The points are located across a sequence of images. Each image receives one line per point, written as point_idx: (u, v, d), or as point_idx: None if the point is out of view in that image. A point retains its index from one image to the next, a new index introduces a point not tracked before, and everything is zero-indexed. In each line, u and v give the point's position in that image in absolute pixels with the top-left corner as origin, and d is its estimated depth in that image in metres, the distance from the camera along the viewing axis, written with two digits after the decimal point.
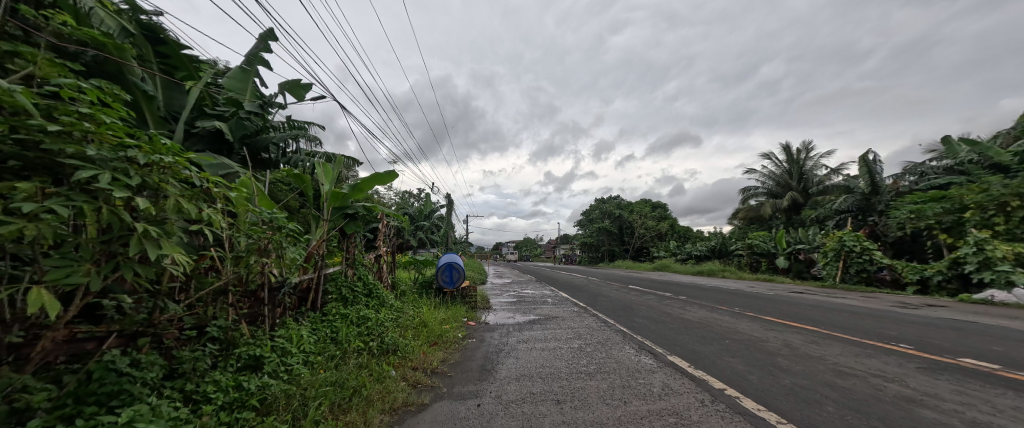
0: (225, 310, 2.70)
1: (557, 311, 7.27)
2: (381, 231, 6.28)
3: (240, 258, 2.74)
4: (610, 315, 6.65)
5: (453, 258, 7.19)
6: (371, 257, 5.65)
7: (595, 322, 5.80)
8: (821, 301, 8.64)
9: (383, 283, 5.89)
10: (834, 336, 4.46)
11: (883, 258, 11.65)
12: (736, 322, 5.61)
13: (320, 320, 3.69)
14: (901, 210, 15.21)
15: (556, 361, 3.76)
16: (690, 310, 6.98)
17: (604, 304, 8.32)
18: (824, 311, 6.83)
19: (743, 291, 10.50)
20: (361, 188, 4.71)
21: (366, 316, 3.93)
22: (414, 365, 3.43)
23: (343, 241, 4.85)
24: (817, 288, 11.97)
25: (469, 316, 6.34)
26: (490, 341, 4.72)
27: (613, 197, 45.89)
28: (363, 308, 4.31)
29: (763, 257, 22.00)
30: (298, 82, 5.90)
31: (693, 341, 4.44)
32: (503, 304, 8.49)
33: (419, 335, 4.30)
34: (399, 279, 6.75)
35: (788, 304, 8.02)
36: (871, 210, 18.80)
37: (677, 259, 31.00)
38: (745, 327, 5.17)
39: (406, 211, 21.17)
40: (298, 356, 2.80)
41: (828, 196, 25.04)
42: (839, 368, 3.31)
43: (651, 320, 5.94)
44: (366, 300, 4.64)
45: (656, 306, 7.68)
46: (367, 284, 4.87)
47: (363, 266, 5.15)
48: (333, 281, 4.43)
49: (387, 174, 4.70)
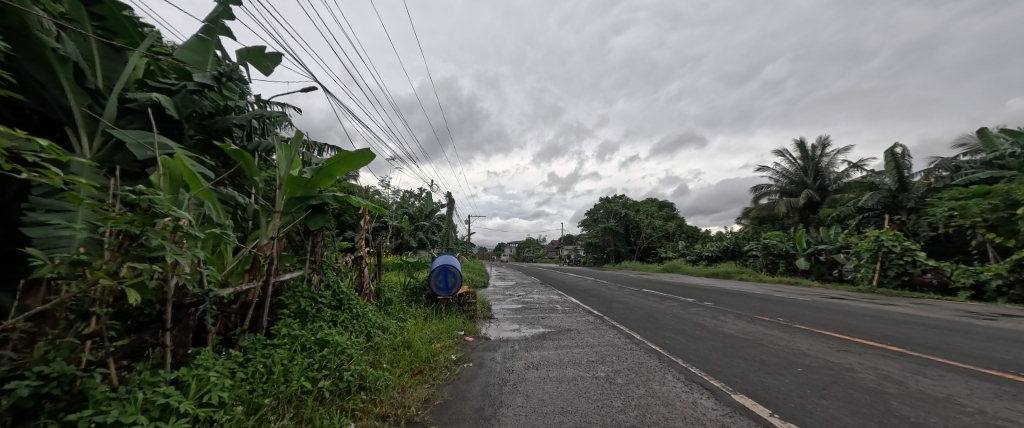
0: (76, 349, 1.72)
1: (568, 322, 6.24)
2: (365, 229, 5.32)
3: (83, 265, 1.72)
4: (633, 327, 5.64)
5: (448, 260, 6.22)
6: (348, 260, 4.67)
7: (619, 339, 4.78)
8: (871, 309, 7.54)
9: (362, 290, 4.91)
10: (939, 364, 3.41)
11: (928, 259, 10.55)
12: (792, 339, 4.58)
13: (257, 349, 2.70)
14: (939, 207, 14.01)
15: (578, 402, 2.76)
16: (726, 320, 5.96)
17: (621, 312, 7.30)
18: (888, 323, 5.75)
19: (774, 297, 9.43)
20: (328, 172, 3.78)
21: (325, 339, 2.94)
22: (382, 413, 2.43)
23: (301, 237, 3.85)
24: (854, 292, 10.84)
25: (467, 329, 5.32)
26: (490, 366, 3.71)
27: (618, 197, 44.86)
28: (324, 326, 3.31)
29: (781, 258, 20.90)
30: (263, 52, 5.00)
31: (754, 369, 3.42)
32: (506, 312, 7.50)
33: (398, 363, 3.29)
34: (385, 285, 5.80)
35: (838, 313, 6.91)
36: (899, 208, 17.63)
37: (687, 259, 29.90)
38: (811, 348, 4.10)
39: (405, 210, 20.32)
40: (195, 413, 1.80)
41: (849, 194, 23.79)
42: (995, 423, 2.29)
43: (687, 336, 4.89)
44: (332, 316, 3.65)
45: (683, 315, 6.65)
46: (336, 293, 3.90)
47: (334, 269, 4.18)
48: (290, 293, 3.47)
49: (362, 153, 3.74)
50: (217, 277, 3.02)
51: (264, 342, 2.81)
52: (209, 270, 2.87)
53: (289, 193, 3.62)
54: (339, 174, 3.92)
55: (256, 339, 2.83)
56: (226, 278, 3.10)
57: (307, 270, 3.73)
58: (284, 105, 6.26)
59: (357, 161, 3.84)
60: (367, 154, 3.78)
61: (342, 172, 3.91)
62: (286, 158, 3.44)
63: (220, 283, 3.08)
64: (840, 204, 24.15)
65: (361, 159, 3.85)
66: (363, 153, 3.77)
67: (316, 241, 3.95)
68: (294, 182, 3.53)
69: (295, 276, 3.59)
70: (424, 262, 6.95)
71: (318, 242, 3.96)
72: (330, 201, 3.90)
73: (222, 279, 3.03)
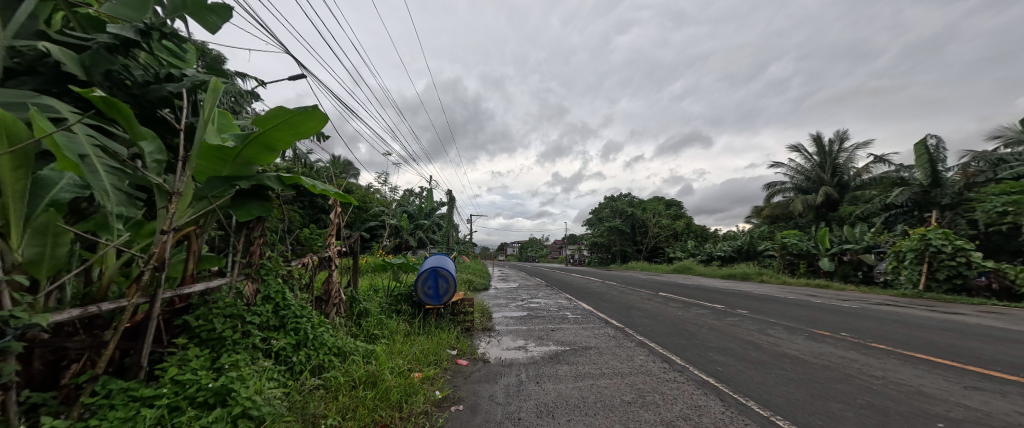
0: None
1: (583, 336, 5.17)
2: (334, 223, 4.30)
3: None
4: (665, 344, 4.58)
5: (440, 263, 5.19)
6: (308, 261, 3.65)
7: (654, 364, 3.70)
8: (937, 318, 6.42)
9: (329, 300, 3.89)
10: None
11: (984, 260, 9.37)
12: (884, 365, 3.51)
13: (111, 411, 1.68)
14: (986, 203, 12.77)
15: None
16: (777, 335, 4.88)
17: (644, 322, 6.23)
18: (983, 341, 4.63)
19: (812, 304, 8.32)
20: (268, 143, 2.77)
21: (227, 388, 1.86)
22: None
23: (228, 235, 2.82)
24: (898, 297, 9.70)
25: (459, 349, 4.28)
26: (488, 413, 2.63)
27: (624, 196, 43.68)
28: (247, 361, 2.28)
29: (801, 259, 19.67)
30: (202, 2, 3.96)
31: (871, 422, 2.36)
32: (510, 322, 6.46)
33: (351, 414, 2.26)
34: (361, 292, 4.77)
35: (906, 325, 5.78)
36: (932, 205, 16.43)
37: (698, 260, 28.65)
38: (926, 384, 3.03)
39: (403, 208, 19.41)
40: None
41: (870, 190, 22.55)
42: None
43: (741, 360, 3.79)
44: (265, 342, 2.61)
45: (719, 327, 5.58)
46: (279, 308, 2.85)
47: (284, 272, 3.16)
48: (206, 313, 2.43)
49: (308, 112, 2.64)
50: (72, 296, 2.17)
51: (130, 393, 1.79)
52: (43, 288, 2.01)
53: (213, 170, 2.67)
54: (288, 146, 2.89)
55: (121, 388, 1.83)
56: (85, 299, 2.20)
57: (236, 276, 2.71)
58: (260, 81, 5.36)
59: (308, 128, 2.79)
60: (317, 114, 2.68)
61: (291, 143, 2.87)
62: (200, 121, 2.44)
63: (80, 302, 2.19)
64: (861, 202, 22.86)
65: (312, 125, 2.78)
66: (311, 112, 2.67)
67: (251, 236, 2.91)
68: (212, 155, 2.54)
69: (217, 285, 2.59)
70: (411, 264, 5.91)
71: (256, 237, 2.92)
72: (273, 185, 2.91)
73: (70, 301, 2.13)
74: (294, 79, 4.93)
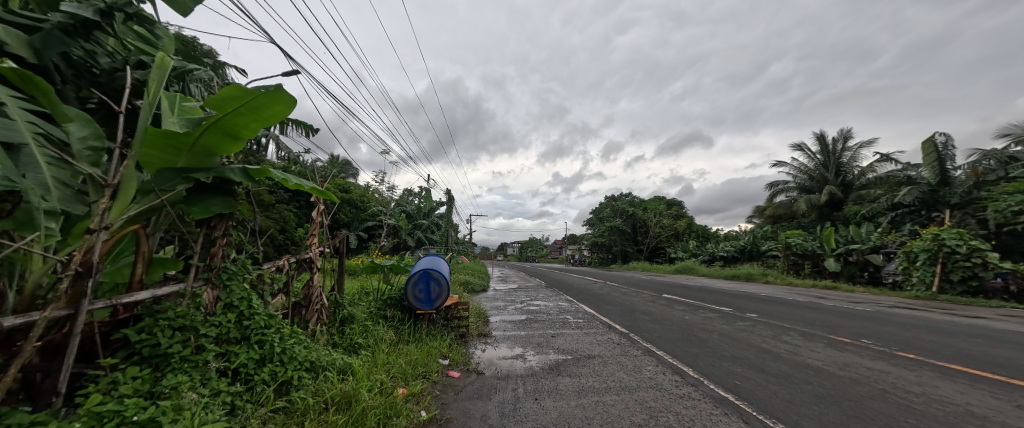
0: None
1: (587, 343, 4.83)
2: (317, 222, 3.94)
3: None
4: (674, 352, 4.23)
5: (433, 264, 4.85)
6: (284, 264, 3.29)
7: (665, 377, 3.36)
8: (960, 323, 6.07)
9: (310, 306, 3.55)
10: None
11: (1001, 261, 9.02)
12: (920, 379, 3.17)
13: None
14: (999, 201, 12.43)
15: None
16: (795, 343, 4.54)
17: (650, 327, 5.89)
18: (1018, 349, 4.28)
19: (824, 306, 7.98)
20: (230, 131, 2.44)
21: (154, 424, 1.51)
22: None
23: (183, 234, 2.47)
24: (910, 300, 9.35)
25: (451, 359, 3.94)
26: None
27: (624, 196, 43.39)
28: (194, 386, 1.94)
29: (805, 259, 19.30)
30: None
31: None
32: (507, 326, 6.12)
33: None
34: (347, 296, 4.42)
35: (930, 330, 5.42)
36: (940, 204, 16.11)
37: (700, 260, 28.31)
38: (975, 402, 2.68)
39: (400, 208, 19.06)
40: None
41: (876, 189, 22.21)
42: None
43: (760, 373, 3.44)
44: (223, 359, 2.26)
45: (730, 333, 5.24)
46: (242, 319, 2.50)
47: (253, 276, 2.81)
48: (152, 326, 2.08)
49: (270, 93, 2.30)
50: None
51: None
52: None
53: (167, 160, 2.35)
54: (254, 134, 2.56)
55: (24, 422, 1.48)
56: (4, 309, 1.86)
57: (192, 282, 2.36)
58: (244, 72, 5.04)
59: (274, 113, 2.45)
60: (282, 96, 2.34)
61: (258, 131, 2.55)
62: (144, 103, 2.13)
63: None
64: (867, 201, 22.47)
65: (279, 110, 2.45)
66: (276, 93, 2.33)
67: (211, 237, 2.54)
68: (161, 142, 2.22)
69: (166, 293, 2.22)
70: (403, 265, 5.57)
71: (218, 238, 2.55)
72: (239, 179, 2.59)
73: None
74: (283, 73, 4.62)
